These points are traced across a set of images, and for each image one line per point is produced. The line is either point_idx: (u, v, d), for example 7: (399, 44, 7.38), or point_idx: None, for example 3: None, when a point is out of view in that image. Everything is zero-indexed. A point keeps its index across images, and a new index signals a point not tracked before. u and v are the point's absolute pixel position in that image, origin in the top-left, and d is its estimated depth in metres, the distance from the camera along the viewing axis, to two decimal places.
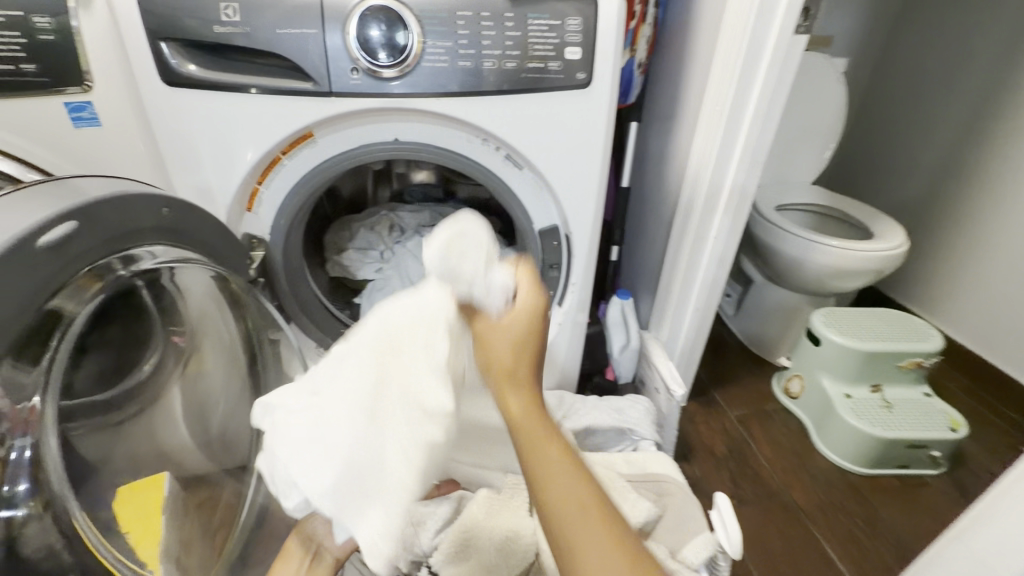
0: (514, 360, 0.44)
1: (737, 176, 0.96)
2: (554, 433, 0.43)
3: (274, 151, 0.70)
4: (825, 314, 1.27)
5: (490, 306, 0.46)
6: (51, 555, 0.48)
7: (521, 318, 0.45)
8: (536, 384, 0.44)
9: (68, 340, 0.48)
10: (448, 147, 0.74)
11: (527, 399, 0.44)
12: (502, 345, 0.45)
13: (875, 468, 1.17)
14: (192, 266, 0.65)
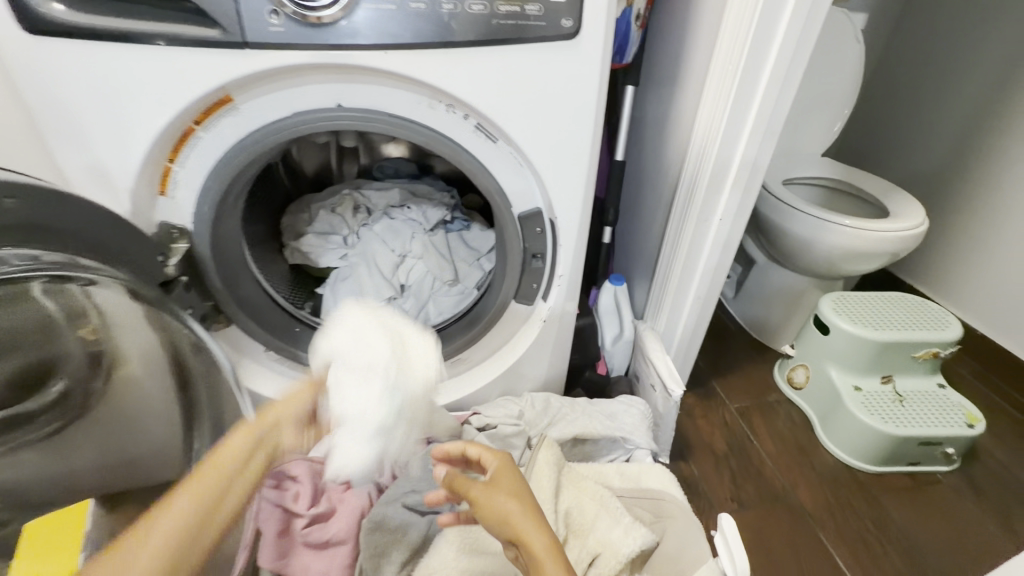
0: (490, 488, 0.53)
1: (748, 149, 0.83)
2: (511, 495, 0.53)
3: (184, 120, 0.57)
4: (834, 301, 1.17)
5: (477, 459, 0.57)
6: None
7: (502, 479, 0.54)
8: (506, 473, 0.55)
9: None
10: (404, 114, 0.60)
11: (497, 488, 0.54)
12: (492, 469, 0.56)
13: (884, 466, 1.10)
14: (97, 281, 0.54)
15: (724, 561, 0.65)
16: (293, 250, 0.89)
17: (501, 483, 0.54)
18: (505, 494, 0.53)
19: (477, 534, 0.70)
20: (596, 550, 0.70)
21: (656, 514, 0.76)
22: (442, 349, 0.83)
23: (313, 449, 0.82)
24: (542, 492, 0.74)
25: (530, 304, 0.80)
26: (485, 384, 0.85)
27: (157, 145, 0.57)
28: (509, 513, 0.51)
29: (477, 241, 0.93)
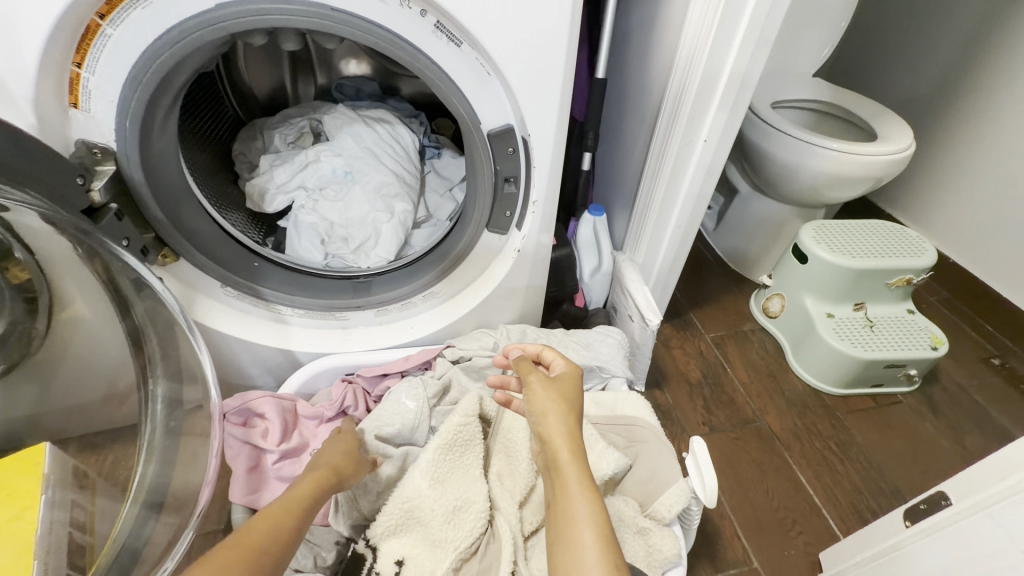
0: (549, 382, 0.59)
1: (738, 60, 0.76)
2: (569, 422, 0.54)
3: (85, 13, 0.48)
4: (814, 229, 1.16)
5: (549, 377, 0.60)
6: None
7: (562, 383, 0.59)
8: (567, 393, 0.57)
9: None
10: (348, 12, 0.52)
11: (555, 403, 0.56)
12: (555, 390, 0.58)
13: (849, 388, 1.14)
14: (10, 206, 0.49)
15: (693, 481, 0.67)
16: (247, 181, 0.81)
17: (562, 385, 0.59)
18: (556, 398, 0.56)
19: (450, 464, 0.69)
20: None
21: (630, 439, 0.77)
22: (412, 282, 0.79)
23: (283, 387, 0.80)
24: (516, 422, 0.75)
25: (504, 233, 0.75)
26: (459, 317, 0.83)
27: (53, 44, 0.49)
28: (550, 425, 0.54)
29: (449, 169, 0.89)
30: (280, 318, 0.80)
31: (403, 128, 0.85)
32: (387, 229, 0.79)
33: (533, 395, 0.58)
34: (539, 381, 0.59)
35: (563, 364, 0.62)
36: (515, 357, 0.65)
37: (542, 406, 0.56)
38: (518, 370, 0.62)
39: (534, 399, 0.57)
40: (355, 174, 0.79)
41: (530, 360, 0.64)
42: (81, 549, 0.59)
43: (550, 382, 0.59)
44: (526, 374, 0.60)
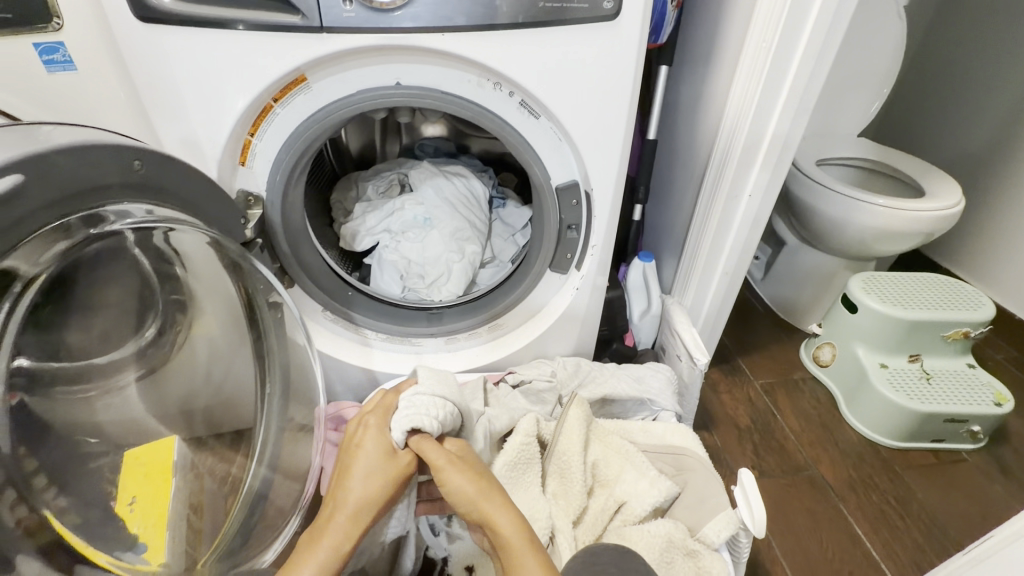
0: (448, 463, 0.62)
1: (779, 126, 0.86)
2: (471, 486, 0.60)
3: (265, 98, 0.64)
4: (863, 280, 1.18)
5: (446, 468, 0.61)
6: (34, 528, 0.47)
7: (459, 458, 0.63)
8: (461, 471, 0.61)
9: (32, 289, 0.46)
10: (448, 91, 0.66)
11: (455, 484, 0.60)
12: (456, 471, 0.61)
13: (907, 442, 1.12)
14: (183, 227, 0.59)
15: (742, 511, 0.71)
16: (342, 224, 0.95)
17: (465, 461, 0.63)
18: (464, 475, 0.61)
19: (513, 481, 0.76)
20: (621, 498, 0.76)
21: (678, 468, 0.82)
22: (480, 314, 0.90)
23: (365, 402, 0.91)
24: (571, 447, 0.79)
25: (563, 272, 0.85)
26: (521, 346, 0.92)
27: (240, 121, 0.65)
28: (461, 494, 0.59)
29: (513, 217, 1.01)
30: (365, 341, 0.92)
31: (476, 181, 0.98)
32: (459, 267, 0.91)
33: (445, 477, 0.61)
34: (445, 470, 0.61)
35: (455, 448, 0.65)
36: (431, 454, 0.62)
37: (452, 491, 0.60)
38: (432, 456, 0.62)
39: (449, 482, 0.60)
40: (433, 220, 0.92)
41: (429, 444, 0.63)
42: (195, 532, 0.69)
43: (448, 469, 0.61)
44: (429, 455, 0.62)
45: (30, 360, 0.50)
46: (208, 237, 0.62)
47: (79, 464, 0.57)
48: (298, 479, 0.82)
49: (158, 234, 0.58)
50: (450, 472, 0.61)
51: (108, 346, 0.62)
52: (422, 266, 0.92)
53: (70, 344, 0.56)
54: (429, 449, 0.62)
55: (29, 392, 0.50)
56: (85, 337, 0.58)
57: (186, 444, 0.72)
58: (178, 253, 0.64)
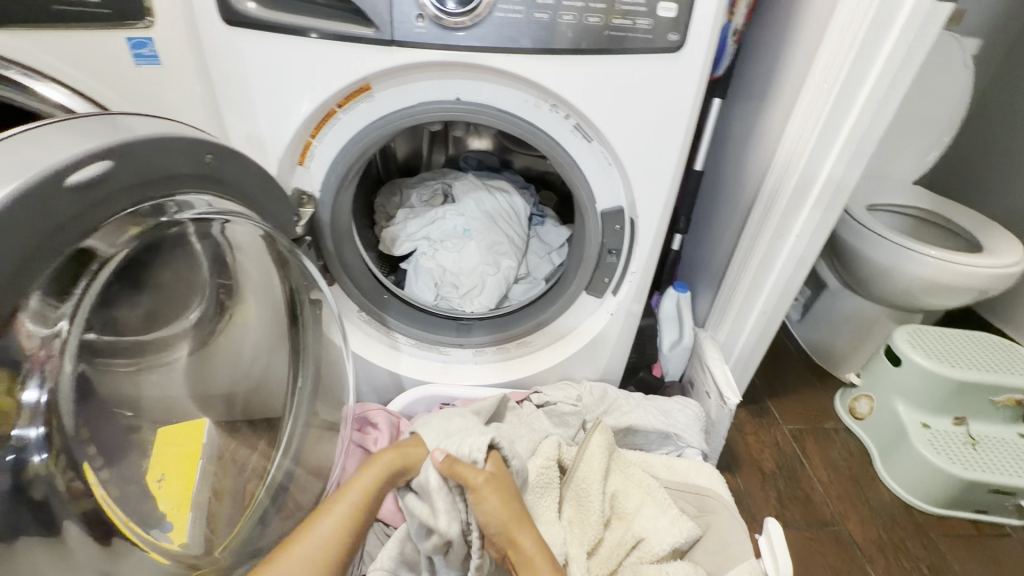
0: (484, 490, 0.61)
1: (834, 169, 0.83)
2: (502, 512, 0.62)
3: (330, 103, 0.67)
4: (909, 333, 1.13)
5: (486, 498, 0.61)
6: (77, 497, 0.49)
7: (498, 482, 0.63)
8: (496, 499, 0.62)
9: (105, 272, 0.47)
10: (503, 108, 0.67)
11: (488, 510, 0.61)
12: (490, 501, 0.61)
13: (946, 509, 1.06)
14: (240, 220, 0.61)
15: (766, 563, 0.68)
16: (383, 228, 0.97)
17: (500, 484, 0.63)
18: (498, 501, 0.62)
19: (533, 501, 0.73)
20: (639, 534, 0.75)
21: (700, 509, 0.80)
22: (511, 330, 0.90)
23: (390, 405, 0.92)
24: (590, 474, 0.77)
25: (599, 296, 0.85)
26: (548, 367, 0.91)
27: (304, 124, 0.68)
28: (493, 517, 0.61)
29: (550, 235, 1.01)
30: (394, 344, 0.92)
31: (518, 197, 0.98)
32: (493, 280, 0.91)
33: (484, 502, 0.61)
34: (482, 501, 0.61)
35: (491, 474, 0.63)
36: (460, 470, 0.61)
37: (483, 514, 0.61)
38: (466, 478, 0.61)
39: (484, 506, 0.61)
40: (472, 232, 0.92)
41: (463, 464, 0.62)
42: (213, 516, 0.70)
43: (484, 498, 0.61)
44: (467, 477, 0.61)
45: (93, 333, 0.52)
46: (262, 230, 0.64)
47: (122, 437, 0.59)
48: (319, 475, 0.83)
49: (215, 224, 0.61)
50: (488, 504, 0.61)
51: (156, 325, 0.64)
52: (457, 277, 0.92)
53: (119, 321, 0.58)
54: (466, 470, 0.61)
55: (89, 363, 0.53)
56: (133, 314, 0.60)
57: (216, 428, 0.74)
58: (230, 242, 0.66)
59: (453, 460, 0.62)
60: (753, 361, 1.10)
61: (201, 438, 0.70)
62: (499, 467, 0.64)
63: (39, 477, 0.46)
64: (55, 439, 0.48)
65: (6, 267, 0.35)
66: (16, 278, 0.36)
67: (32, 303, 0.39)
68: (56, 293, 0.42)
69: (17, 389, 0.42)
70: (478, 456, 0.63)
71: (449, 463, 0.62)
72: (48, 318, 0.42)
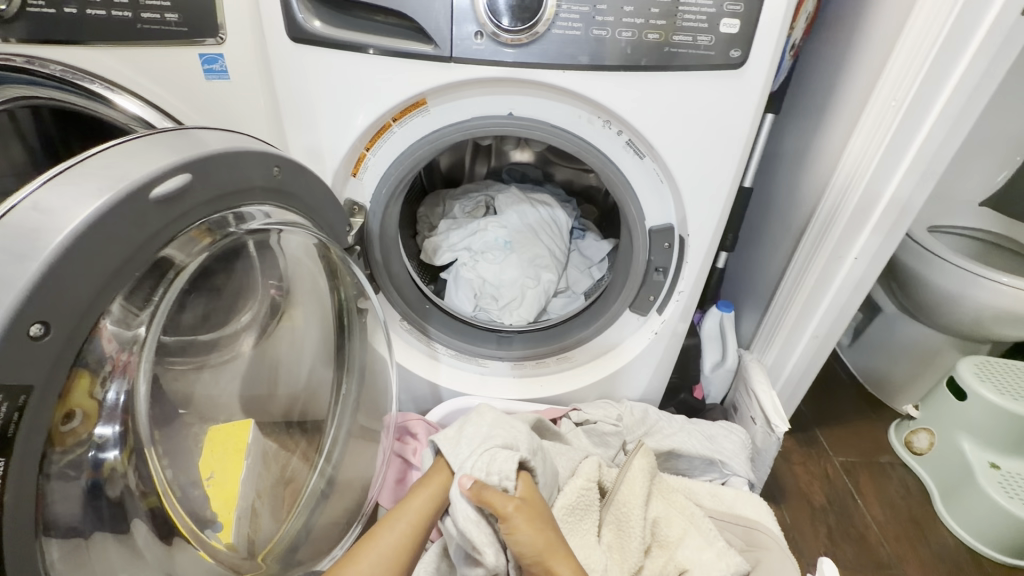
0: (515, 517, 0.59)
1: (900, 190, 0.79)
2: (536, 541, 0.59)
3: (386, 117, 0.68)
4: (976, 364, 1.06)
5: (519, 526, 0.59)
6: (141, 494, 0.51)
7: (529, 506, 0.61)
8: (529, 525, 0.59)
9: (180, 281, 0.49)
10: (555, 122, 0.67)
11: (521, 539, 0.59)
12: (522, 529, 0.59)
13: (1018, 559, 0.98)
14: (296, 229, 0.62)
15: None
16: (426, 238, 0.98)
17: (531, 508, 0.61)
18: (531, 528, 0.59)
19: (570, 526, 0.70)
20: (683, 565, 0.72)
21: (748, 542, 0.76)
22: (552, 344, 0.89)
23: (428, 416, 0.92)
24: (632, 498, 0.75)
25: (644, 314, 0.83)
26: (588, 384, 0.89)
27: (360, 137, 0.69)
28: (528, 549, 0.58)
29: (591, 249, 0.99)
30: (434, 354, 0.93)
31: (561, 211, 0.97)
32: (533, 294, 0.91)
33: (516, 531, 0.59)
34: (515, 529, 0.59)
35: (520, 498, 0.61)
36: (489, 496, 0.60)
37: (517, 545, 0.59)
38: (496, 505, 0.59)
39: (518, 536, 0.59)
40: (514, 244, 0.92)
41: (491, 490, 0.61)
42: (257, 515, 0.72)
43: (516, 526, 0.59)
44: (497, 504, 0.59)
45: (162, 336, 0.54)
46: (316, 240, 0.65)
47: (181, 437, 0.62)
48: (358, 482, 0.84)
49: (274, 234, 0.62)
50: (520, 532, 0.59)
51: (214, 326, 0.67)
52: (498, 289, 0.92)
53: (183, 324, 0.60)
54: (496, 497, 0.60)
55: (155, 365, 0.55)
56: (195, 317, 0.62)
57: (260, 429, 0.76)
58: (285, 251, 0.68)
59: (481, 487, 0.60)
60: (801, 386, 1.05)
61: (246, 437, 0.72)
62: (528, 492, 0.63)
63: (115, 474, 0.48)
64: (130, 437, 0.49)
65: (97, 275, 0.37)
66: (106, 288, 0.38)
67: (115, 309, 0.41)
68: (136, 300, 0.44)
69: (98, 390, 0.43)
70: (507, 482, 0.62)
71: (477, 490, 0.60)
72: (129, 323, 0.44)
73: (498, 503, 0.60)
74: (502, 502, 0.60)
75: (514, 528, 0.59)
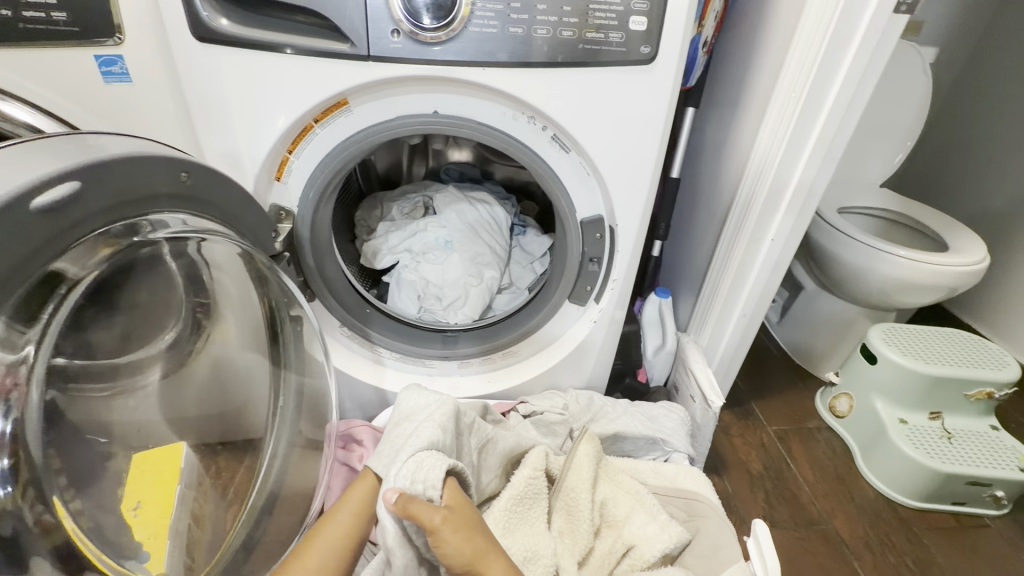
0: (443, 530, 0.56)
1: (805, 175, 0.86)
2: (465, 549, 0.57)
3: (307, 118, 0.66)
4: (883, 331, 1.16)
5: (446, 538, 0.56)
6: (46, 530, 0.47)
7: (457, 514, 0.58)
8: (458, 536, 0.57)
9: (75, 293, 0.46)
10: (481, 120, 0.68)
11: (449, 549, 0.57)
12: (450, 540, 0.56)
13: (926, 503, 1.08)
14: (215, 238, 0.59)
15: (755, 565, 0.68)
16: (364, 242, 0.96)
17: (460, 516, 0.58)
18: (460, 537, 0.57)
19: (519, 516, 0.71)
20: (630, 542, 0.74)
21: (689, 513, 0.80)
22: (496, 340, 0.90)
23: (375, 421, 0.90)
24: (580, 483, 0.77)
25: (583, 304, 0.85)
26: (534, 376, 0.91)
27: (281, 140, 0.67)
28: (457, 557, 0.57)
29: (533, 245, 1.00)
30: (378, 358, 0.91)
31: (499, 208, 0.97)
32: (477, 292, 0.91)
33: (444, 542, 0.56)
34: (442, 541, 0.56)
35: (446, 509, 0.58)
36: (413, 511, 0.56)
37: (446, 554, 0.57)
38: (420, 520, 0.56)
39: (445, 548, 0.56)
40: (454, 243, 0.91)
41: (416, 504, 0.57)
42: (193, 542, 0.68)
43: (442, 539, 0.56)
44: (424, 518, 0.56)
45: (64, 359, 0.50)
46: (241, 248, 0.63)
47: (97, 465, 0.57)
48: (304, 496, 0.81)
49: (191, 244, 0.59)
50: (447, 545, 0.56)
51: (133, 347, 0.62)
52: (440, 290, 0.92)
53: (96, 345, 0.56)
54: (423, 510, 0.56)
55: (60, 391, 0.51)
56: (110, 337, 0.58)
57: (194, 450, 0.72)
58: (208, 262, 0.65)
59: (409, 500, 0.57)
60: (734, 361, 1.12)
61: (179, 461, 0.68)
62: (456, 498, 0.60)
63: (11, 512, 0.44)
64: (27, 468, 0.46)
65: None
66: None
67: None
68: (23, 317, 0.40)
69: None
70: (433, 491, 0.58)
71: (404, 503, 0.57)
72: (13, 343, 0.41)
73: (423, 516, 0.56)
74: (426, 515, 0.57)
75: (442, 538, 0.56)
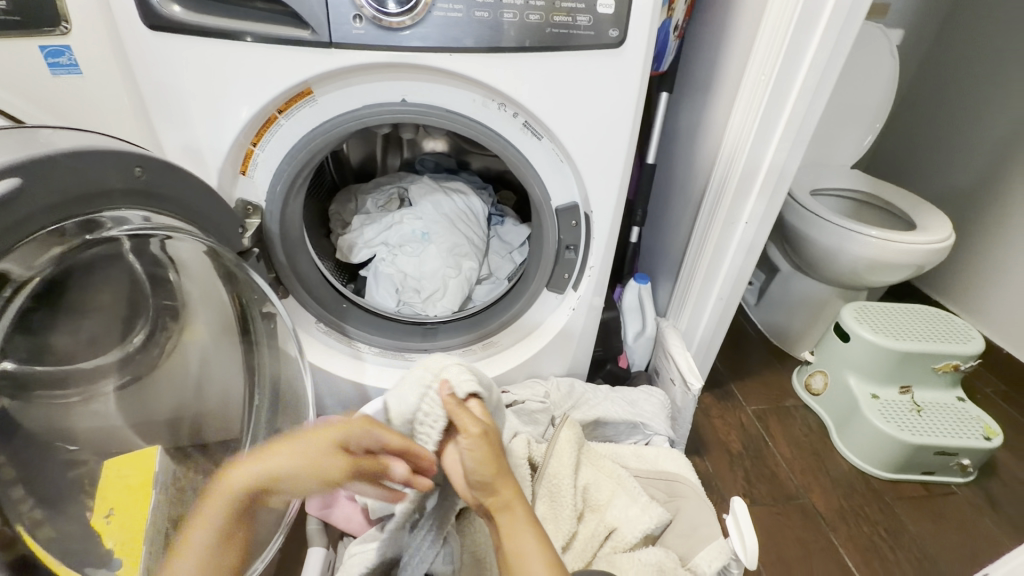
0: (472, 436, 0.59)
1: (776, 157, 0.87)
2: (488, 469, 0.58)
3: (270, 109, 0.64)
4: (855, 309, 1.19)
5: (472, 449, 0.59)
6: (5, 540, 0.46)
7: (488, 431, 0.61)
8: (482, 451, 0.59)
9: (21, 294, 0.45)
10: (451, 108, 0.67)
11: (471, 460, 0.59)
12: (473, 452, 0.59)
13: (898, 474, 1.12)
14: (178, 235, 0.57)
15: (734, 542, 0.70)
16: (338, 236, 0.94)
17: (490, 434, 0.61)
18: (485, 454, 0.59)
19: None
20: (612, 524, 0.75)
21: (670, 494, 0.82)
22: (476, 331, 0.89)
23: None
24: (562, 470, 0.77)
25: (561, 292, 0.85)
26: (515, 365, 0.91)
27: (244, 132, 0.65)
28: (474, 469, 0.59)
29: (511, 234, 1.00)
30: (357, 354, 0.90)
31: (475, 198, 0.96)
32: (455, 283, 0.90)
33: (468, 445, 0.59)
34: (467, 447, 0.59)
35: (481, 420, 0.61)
36: (454, 403, 0.61)
37: (469, 465, 0.59)
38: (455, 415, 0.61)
39: (469, 449, 0.59)
40: (431, 235, 0.90)
41: (459, 402, 0.62)
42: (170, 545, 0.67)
43: (469, 445, 0.59)
44: (461, 418, 0.61)
45: (16, 364, 0.48)
46: (206, 245, 0.61)
47: (60, 471, 0.56)
48: None
49: (153, 241, 0.57)
50: (472, 456, 0.59)
51: (98, 351, 0.60)
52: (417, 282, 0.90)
53: (57, 349, 0.54)
54: (462, 411, 0.61)
55: (14, 398, 0.49)
56: (72, 340, 0.56)
57: (168, 454, 0.72)
58: (173, 260, 0.63)
59: (454, 396, 0.62)
60: (712, 344, 1.14)
61: (155, 463, 0.68)
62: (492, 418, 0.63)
63: None
64: None
65: None
66: None
67: None
68: None
69: None
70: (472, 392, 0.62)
71: (449, 398, 0.62)
72: None
73: (456, 411, 0.61)
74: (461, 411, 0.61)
75: (469, 441, 0.59)
